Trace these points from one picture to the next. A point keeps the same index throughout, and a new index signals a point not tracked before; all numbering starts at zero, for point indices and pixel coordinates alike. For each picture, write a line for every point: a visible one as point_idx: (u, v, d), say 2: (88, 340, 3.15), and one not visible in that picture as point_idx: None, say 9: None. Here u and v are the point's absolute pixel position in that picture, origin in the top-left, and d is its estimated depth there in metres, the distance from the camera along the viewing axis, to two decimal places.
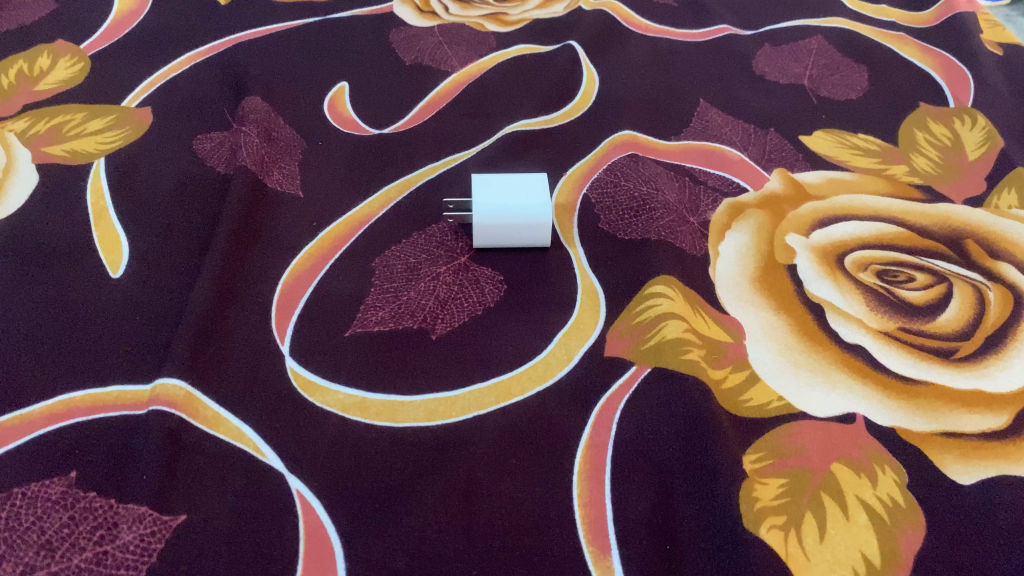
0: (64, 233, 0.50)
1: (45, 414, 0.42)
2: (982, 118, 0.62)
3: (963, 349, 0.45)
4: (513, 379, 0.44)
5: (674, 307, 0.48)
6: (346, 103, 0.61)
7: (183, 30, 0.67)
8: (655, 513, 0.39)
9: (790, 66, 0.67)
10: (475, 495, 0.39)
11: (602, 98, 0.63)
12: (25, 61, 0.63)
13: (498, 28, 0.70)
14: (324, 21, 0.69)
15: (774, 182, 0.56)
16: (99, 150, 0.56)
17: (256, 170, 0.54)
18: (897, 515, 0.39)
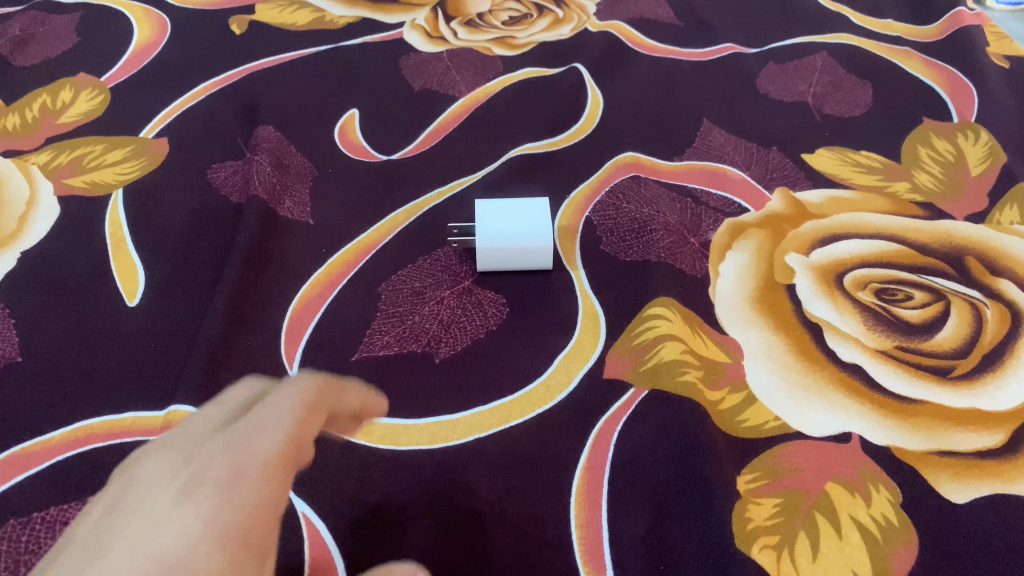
0: (83, 262, 0.52)
1: (63, 440, 0.43)
2: (985, 133, 0.62)
3: (959, 367, 0.45)
4: (513, 401, 0.45)
5: (672, 328, 0.48)
6: (357, 130, 0.63)
7: (200, 61, 0.69)
8: (650, 534, 0.40)
9: (793, 83, 0.67)
10: (476, 516, 0.40)
11: (606, 120, 0.64)
12: (48, 94, 0.65)
13: (506, 52, 0.71)
14: (336, 49, 0.71)
15: (775, 201, 0.57)
16: (118, 181, 0.58)
17: (267, 199, 0.56)
18: (890, 535, 0.40)
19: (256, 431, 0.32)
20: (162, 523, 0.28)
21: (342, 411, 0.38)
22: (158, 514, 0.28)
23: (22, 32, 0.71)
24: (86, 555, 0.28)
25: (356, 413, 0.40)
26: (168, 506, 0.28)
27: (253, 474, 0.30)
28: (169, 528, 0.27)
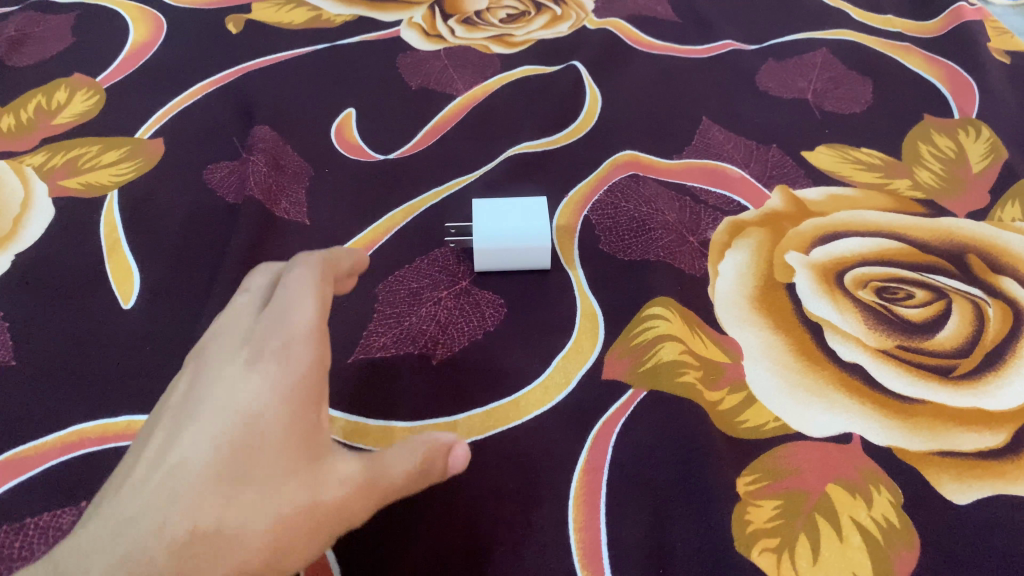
0: (78, 264, 0.52)
1: (57, 445, 0.43)
2: (986, 129, 0.62)
3: (961, 366, 0.45)
4: (511, 403, 0.45)
5: (671, 328, 0.48)
6: (353, 129, 0.62)
7: (195, 61, 0.68)
8: (649, 537, 0.39)
9: (793, 80, 0.66)
10: (473, 520, 0.40)
11: (605, 118, 0.63)
12: (43, 95, 0.65)
13: (503, 50, 0.70)
14: (333, 48, 0.70)
15: (775, 199, 0.56)
16: (113, 182, 0.57)
17: (263, 200, 0.56)
18: (892, 537, 0.39)
19: (290, 305, 0.36)
20: (235, 385, 0.33)
21: (338, 275, 0.41)
22: (230, 373, 0.34)
23: (17, 33, 0.70)
24: (181, 416, 0.33)
25: (345, 276, 0.42)
26: (235, 372, 0.34)
27: (299, 336, 0.35)
28: (244, 386, 0.33)
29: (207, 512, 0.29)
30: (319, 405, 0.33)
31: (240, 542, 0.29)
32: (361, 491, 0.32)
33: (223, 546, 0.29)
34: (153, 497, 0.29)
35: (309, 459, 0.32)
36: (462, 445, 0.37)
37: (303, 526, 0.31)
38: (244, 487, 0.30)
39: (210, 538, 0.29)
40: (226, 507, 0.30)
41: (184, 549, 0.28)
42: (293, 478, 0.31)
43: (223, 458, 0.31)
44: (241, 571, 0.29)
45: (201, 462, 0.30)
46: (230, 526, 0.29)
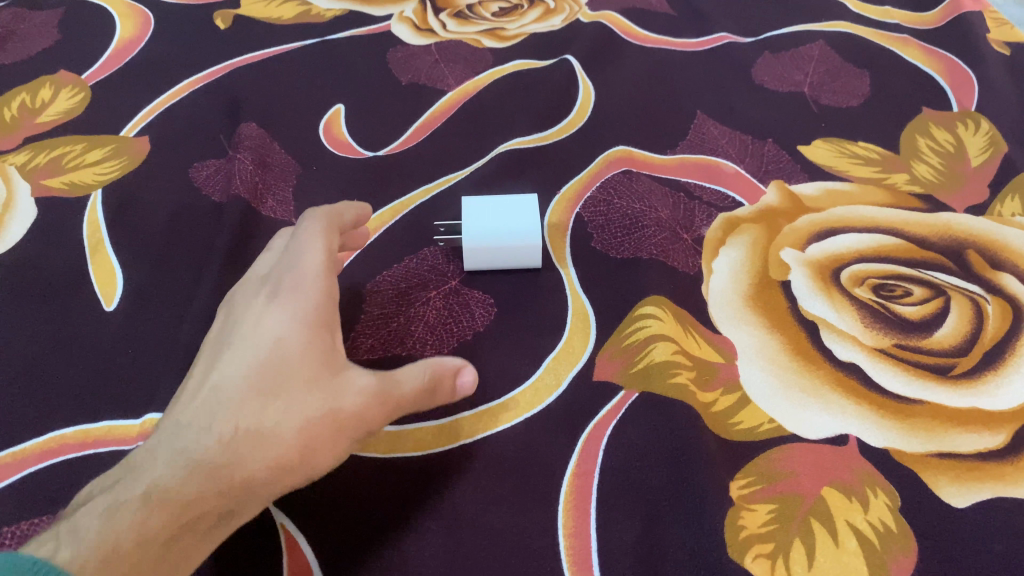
0: (61, 267, 0.51)
1: (36, 451, 0.43)
2: (985, 122, 0.61)
3: (960, 365, 0.44)
4: (501, 405, 0.44)
5: (664, 328, 0.47)
6: (342, 126, 0.61)
7: (180, 55, 0.67)
8: (640, 543, 0.39)
9: (789, 73, 0.65)
10: (462, 527, 0.39)
11: (598, 112, 0.62)
12: (27, 93, 0.63)
13: (495, 44, 0.68)
14: (323, 42, 0.68)
15: (770, 195, 0.56)
16: (98, 181, 0.56)
17: (249, 198, 0.55)
18: (888, 541, 0.39)
19: (300, 251, 0.43)
20: (260, 322, 0.40)
21: (342, 227, 0.47)
22: (256, 312, 0.41)
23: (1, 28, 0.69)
24: (219, 351, 0.40)
25: (350, 227, 0.48)
26: (260, 310, 0.41)
27: (311, 275, 0.42)
28: (267, 322, 0.40)
29: (248, 417, 0.37)
30: (332, 331, 0.41)
31: (277, 437, 0.36)
32: (374, 399, 0.39)
33: (264, 442, 0.36)
34: (205, 411, 0.37)
35: (327, 375, 0.39)
36: (468, 370, 0.43)
37: (328, 426, 0.38)
38: (274, 398, 0.37)
39: (253, 436, 0.36)
40: (262, 414, 0.37)
41: (236, 442, 0.36)
42: (315, 389, 0.38)
43: (255, 377, 0.38)
44: (283, 457, 0.36)
45: (239, 381, 0.38)
46: (268, 427, 0.37)
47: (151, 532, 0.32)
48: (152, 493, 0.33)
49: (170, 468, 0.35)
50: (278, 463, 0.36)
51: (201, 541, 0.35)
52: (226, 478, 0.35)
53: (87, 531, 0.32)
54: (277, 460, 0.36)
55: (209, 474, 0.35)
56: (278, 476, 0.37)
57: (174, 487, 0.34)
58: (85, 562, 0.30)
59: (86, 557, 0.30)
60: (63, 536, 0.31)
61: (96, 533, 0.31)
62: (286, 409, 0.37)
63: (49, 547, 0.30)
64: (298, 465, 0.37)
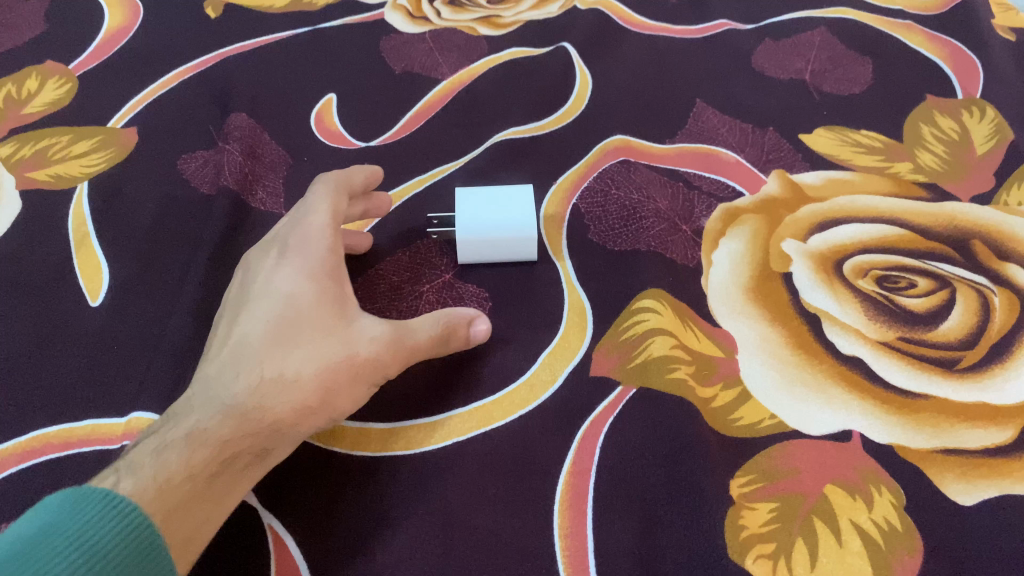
0: (46, 262, 0.50)
1: (19, 451, 0.42)
2: (991, 110, 0.59)
3: (965, 359, 0.43)
4: (495, 402, 0.43)
5: (662, 322, 0.46)
6: (333, 116, 0.60)
7: (168, 42, 0.65)
8: (637, 544, 0.38)
9: (790, 60, 0.63)
10: (454, 528, 0.38)
11: (596, 101, 0.61)
12: (13, 83, 0.62)
13: (491, 32, 0.66)
14: (316, 30, 0.66)
15: (771, 184, 0.54)
16: (84, 174, 0.55)
17: (238, 188, 0.54)
18: (893, 541, 0.38)
19: (308, 211, 0.44)
20: (274, 276, 0.41)
21: (354, 189, 0.48)
22: (270, 268, 0.42)
23: None
24: (237, 308, 0.42)
25: (362, 189, 0.49)
26: (274, 266, 0.42)
27: (321, 230, 0.43)
28: (280, 277, 0.41)
29: (270, 364, 0.38)
30: (343, 281, 0.42)
31: (297, 381, 0.37)
32: (389, 345, 0.40)
33: (286, 385, 0.37)
34: (231, 361, 0.38)
35: (341, 323, 0.40)
36: (482, 319, 0.44)
37: (346, 370, 0.39)
38: (293, 345, 0.38)
39: (275, 381, 0.37)
40: (283, 360, 0.38)
41: (262, 387, 0.37)
42: (331, 335, 0.39)
43: (273, 327, 0.39)
44: (306, 400, 0.38)
45: (259, 330, 0.39)
46: (288, 372, 0.38)
47: (197, 470, 0.35)
48: (193, 435, 0.35)
49: (205, 414, 0.36)
50: (301, 406, 0.38)
51: (239, 480, 0.37)
52: (254, 421, 0.37)
53: (143, 468, 0.34)
54: (300, 402, 0.38)
55: (239, 417, 0.36)
56: (301, 418, 0.38)
57: (210, 429, 0.36)
58: (143, 496, 0.33)
59: (144, 492, 0.33)
60: (124, 472, 0.34)
61: (150, 469, 0.34)
62: (305, 355, 0.38)
63: (113, 481, 0.33)
64: (320, 408, 0.38)
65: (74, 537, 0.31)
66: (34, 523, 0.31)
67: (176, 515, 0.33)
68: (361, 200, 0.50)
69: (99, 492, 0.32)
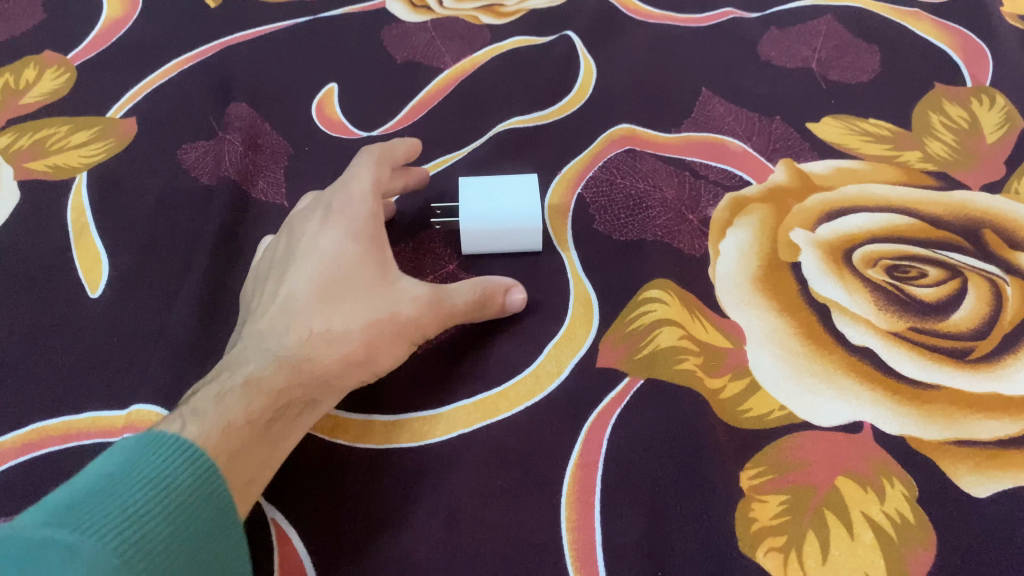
0: (44, 254, 0.50)
1: (17, 444, 0.42)
2: (1001, 98, 0.58)
3: (978, 349, 0.43)
4: (500, 394, 0.42)
5: (669, 313, 0.45)
6: (335, 105, 0.59)
7: (167, 32, 0.64)
8: (646, 537, 0.37)
9: (797, 48, 0.62)
10: (460, 521, 0.38)
11: (600, 90, 0.60)
12: (11, 74, 0.61)
13: (493, 21, 0.66)
14: (317, 20, 0.65)
15: (779, 173, 0.54)
16: (83, 164, 0.54)
17: (238, 179, 0.53)
18: (905, 533, 0.37)
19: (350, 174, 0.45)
20: (318, 236, 0.42)
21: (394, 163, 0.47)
22: (315, 227, 0.43)
23: None
24: (281, 264, 0.42)
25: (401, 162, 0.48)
26: (318, 227, 0.43)
27: (362, 195, 0.43)
28: (325, 235, 0.42)
29: (318, 319, 0.39)
30: (384, 246, 0.42)
31: (345, 336, 0.39)
32: (430, 304, 0.41)
33: (335, 339, 0.39)
34: (281, 315, 0.40)
35: (385, 282, 0.41)
36: (519, 289, 0.44)
37: (390, 328, 0.40)
38: (340, 302, 0.40)
39: (323, 336, 0.39)
40: (331, 316, 0.39)
41: (312, 340, 0.39)
42: (375, 294, 0.40)
43: (320, 283, 0.40)
44: (352, 354, 0.39)
45: (306, 286, 0.40)
46: (336, 328, 0.39)
47: (256, 415, 0.36)
48: (251, 382, 0.37)
49: (260, 363, 0.38)
50: (348, 359, 0.39)
51: (290, 428, 0.38)
52: (306, 371, 0.38)
53: (206, 413, 0.35)
54: (347, 356, 0.39)
55: (292, 368, 0.38)
56: (346, 371, 0.39)
57: (267, 378, 0.37)
58: (209, 440, 0.33)
59: (211, 433, 0.34)
60: (188, 417, 0.35)
61: (215, 414, 0.35)
62: (351, 311, 0.39)
63: (179, 425, 0.34)
64: (364, 362, 0.40)
65: (153, 475, 0.31)
66: (108, 464, 0.32)
67: (238, 459, 0.34)
68: (400, 174, 0.49)
69: (170, 435, 0.33)
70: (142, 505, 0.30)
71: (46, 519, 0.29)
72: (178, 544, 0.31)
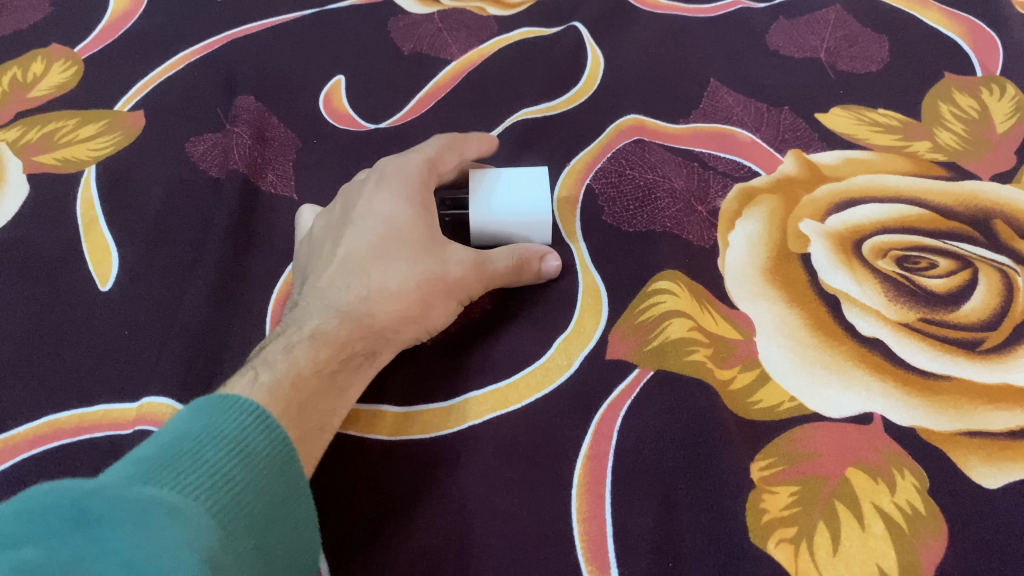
0: (55, 247, 0.50)
1: (30, 437, 0.42)
2: (1011, 87, 0.58)
3: (989, 340, 0.43)
4: (511, 385, 0.42)
5: (679, 304, 0.45)
6: (342, 98, 0.59)
7: (173, 25, 0.64)
8: (656, 528, 0.37)
9: (806, 37, 0.62)
10: (470, 513, 0.38)
11: (608, 80, 0.60)
12: (19, 67, 0.61)
13: (500, 12, 0.65)
14: (323, 12, 0.65)
15: (787, 164, 0.53)
16: (91, 157, 0.54)
17: (248, 172, 0.53)
18: (917, 525, 0.37)
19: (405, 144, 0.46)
20: (372, 198, 0.43)
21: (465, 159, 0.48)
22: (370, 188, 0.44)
23: None
24: (337, 224, 0.43)
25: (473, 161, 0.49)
26: (373, 188, 0.43)
27: (415, 161, 0.44)
28: (381, 195, 0.43)
29: (374, 277, 0.40)
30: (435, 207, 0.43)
31: (402, 292, 0.40)
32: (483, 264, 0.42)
33: (393, 295, 0.40)
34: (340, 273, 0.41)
35: (438, 242, 0.42)
36: (553, 256, 0.45)
37: (442, 286, 0.41)
38: (396, 259, 0.40)
39: (382, 291, 0.40)
40: (388, 272, 0.40)
41: (369, 297, 0.39)
42: (427, 253, 0.41)
43: (377, 241, 0.41)
44: (409, 310, 0.40)
45: (364, 245, 0.41)
46: (394, 283, 0.40)
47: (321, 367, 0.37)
48: (316, 336, 0.38)
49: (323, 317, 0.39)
50: (404, 314, 0.40)
51: (351, 380, 0.39)
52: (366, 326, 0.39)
53: (276, 362, 0.36)
54: (404, 312, 0.40)
55: (352, 322, 0.39)
56: (401, 326, 0.40)
57: (330, 332, 0.38)
58: (278, 386, 0.35)
59: (281, 383, 0.35)
60: (259, 367, 0.36)
61: (283, 364, 0.36)
62: (407, 268, 0.40)
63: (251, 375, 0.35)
64: (417, 320, 0.41)
65: (233, 441, 0.31)
66: (189, 425, 0.31)
67: (306, 406, 0.36)
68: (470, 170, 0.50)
69: (247, 401, 0.33)
70: (227, 469, 0.30)
71: (139, 474, 0.28)
72: (256, 512, 0.30)
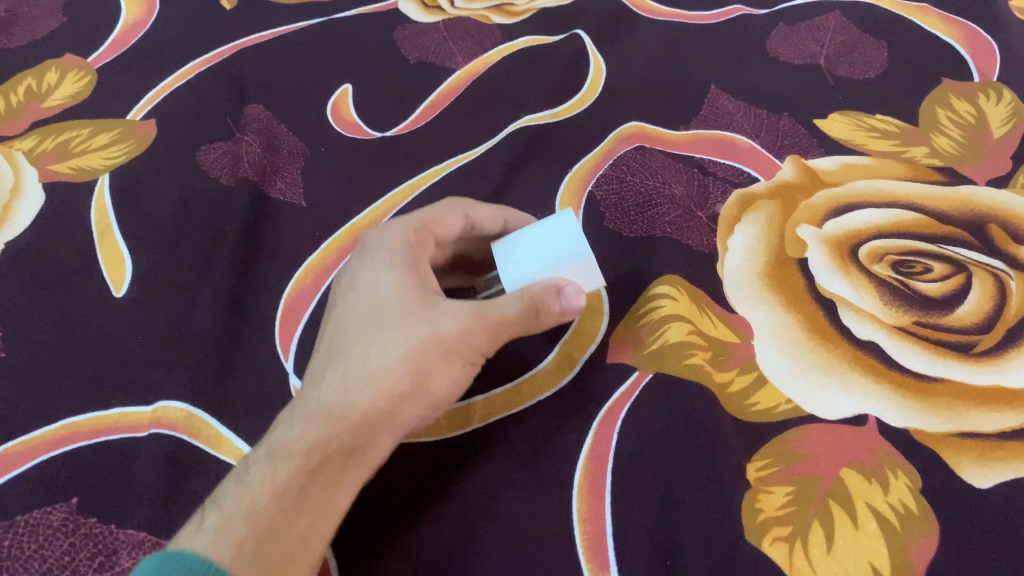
0: (70, 253, 0.51)
1: (47, 439, 0.43)
2: (1008, 93, 0.59)
3: (982, 343, 0.43)
4: (515, 388, 0.44)
5: (679, 308, 0.46)
6: (349, 106, 0.60)
7: (184, 35, 0.65)
8: (655, 527, 0.38)
9: (805, 44, 0.63)
10: (475, 513, 0.39)
11: (610, 87, 0.61)
12: (34, 77, 0.62)
13: (504, 20, 0.67)
14: (330, 21, 0.66)
15: (786, 170, 0.54)
16: (104, 166, 0.56)
17: (257, 180, 0.54)
18: (909, 524, 0.38)
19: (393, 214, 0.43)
20: (354, 279, 0.40)
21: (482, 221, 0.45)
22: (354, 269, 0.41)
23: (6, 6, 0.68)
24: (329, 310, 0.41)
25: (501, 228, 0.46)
26: (355, 269, 0.41)
27: (396, 232, 0.41)
28: (362, 274, 0.40)
29: (351, 364, 0.37)
30: (423, 274, 0.40)
31: (382, 372, 0.37)
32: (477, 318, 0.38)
33: (370, 377, 0.37)
34: (318, 370, 0.38)
35: (424, 305, 0.38)
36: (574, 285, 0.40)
37: (432, 351, 0.37)
38: (372, 340, 0.38)
39: (358, 377, 0.37)
40: (366, 354, 0.37)
41: (347, 384, 0.37)
42: (411, 319, 0.38)
43: (353, 327, 0.39)
44: (392, 388, 0.37)
45: (341, 335, 0.39)
46: (371, 365, 0.37)
47: (285, 484, 0.35)
48: (278, 451, 0.36)
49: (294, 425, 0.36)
50: (389, 394, 0.37)
51: (339, 480, 0.37)
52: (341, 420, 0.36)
53: (230, 497, 0.35)
54: (387, 391, 0.37)
55: (328, 419, 0.36)
56: (391, 407, 0.37)
57: (295, 440, 0.36)
58: (225, 527, 0.33)
59: (232, 520, 0.34)
60: (212, 506, 0.35)
61: (238, 496, 0.34)
62: (385, 346, 0.37)
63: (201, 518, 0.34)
64: (413, 393, 0.38)
65: None
66: None
67: (270, 534, 0.34)
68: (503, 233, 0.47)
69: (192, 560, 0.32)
70: None
71: None
72: None
